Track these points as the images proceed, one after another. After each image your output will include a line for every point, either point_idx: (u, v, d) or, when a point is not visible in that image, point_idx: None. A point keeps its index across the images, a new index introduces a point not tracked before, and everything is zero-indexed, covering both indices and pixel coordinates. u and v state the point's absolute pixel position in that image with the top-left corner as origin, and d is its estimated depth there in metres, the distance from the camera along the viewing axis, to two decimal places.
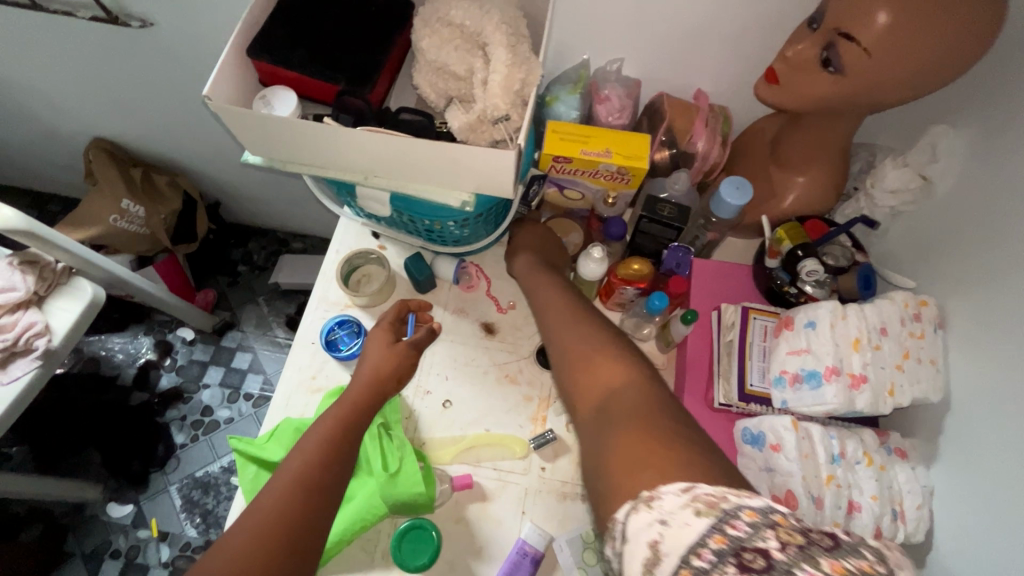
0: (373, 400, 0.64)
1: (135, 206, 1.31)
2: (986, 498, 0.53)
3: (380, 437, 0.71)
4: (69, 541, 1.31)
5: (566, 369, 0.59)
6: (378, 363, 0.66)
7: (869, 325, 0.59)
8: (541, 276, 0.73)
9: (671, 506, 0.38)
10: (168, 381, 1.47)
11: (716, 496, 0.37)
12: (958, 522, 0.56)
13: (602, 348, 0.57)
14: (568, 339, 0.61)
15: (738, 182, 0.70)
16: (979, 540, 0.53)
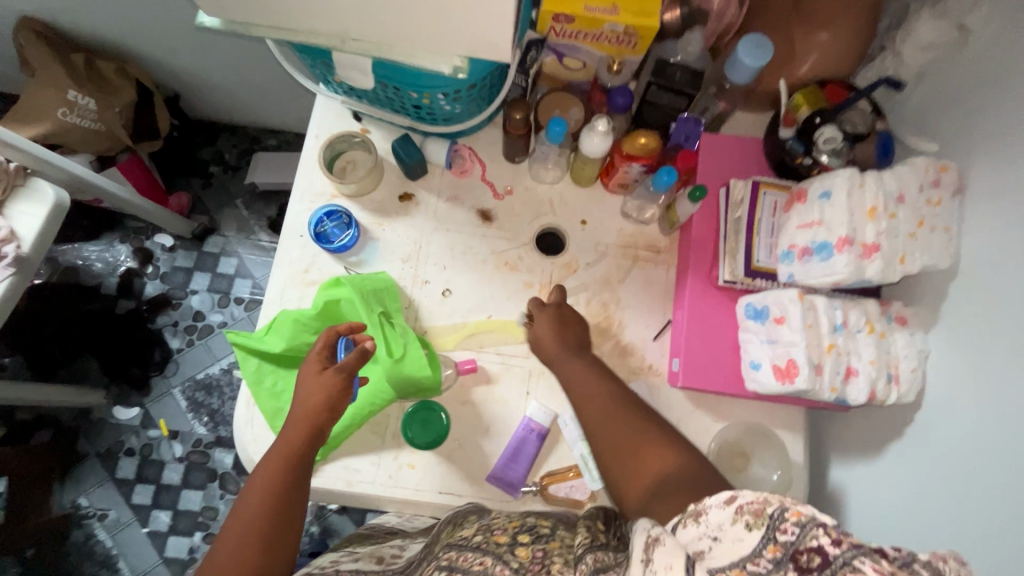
0: (314, 433, 0.59)
1: (84, 97, 1.17)
2: (989, 358, 0.54)
3: (381, 325, 0.71)
4: (81, 443, 1.35)
5: (598, 442, 0.63)
6: (308, 397, 0.60)
7: (886, 193, 0.57)
8: (563, 356, 0.68)
9: (720, 520, 0.45)
10: (154, 289, 1.44)
11: (759, 503, 0.44)
12: (955, 381, 0.58)
13: (639, 425, 0.62)
14: (591, 411, 0.64)
15: (758, 41, 0.63)
16: (977, 397, 0.55)
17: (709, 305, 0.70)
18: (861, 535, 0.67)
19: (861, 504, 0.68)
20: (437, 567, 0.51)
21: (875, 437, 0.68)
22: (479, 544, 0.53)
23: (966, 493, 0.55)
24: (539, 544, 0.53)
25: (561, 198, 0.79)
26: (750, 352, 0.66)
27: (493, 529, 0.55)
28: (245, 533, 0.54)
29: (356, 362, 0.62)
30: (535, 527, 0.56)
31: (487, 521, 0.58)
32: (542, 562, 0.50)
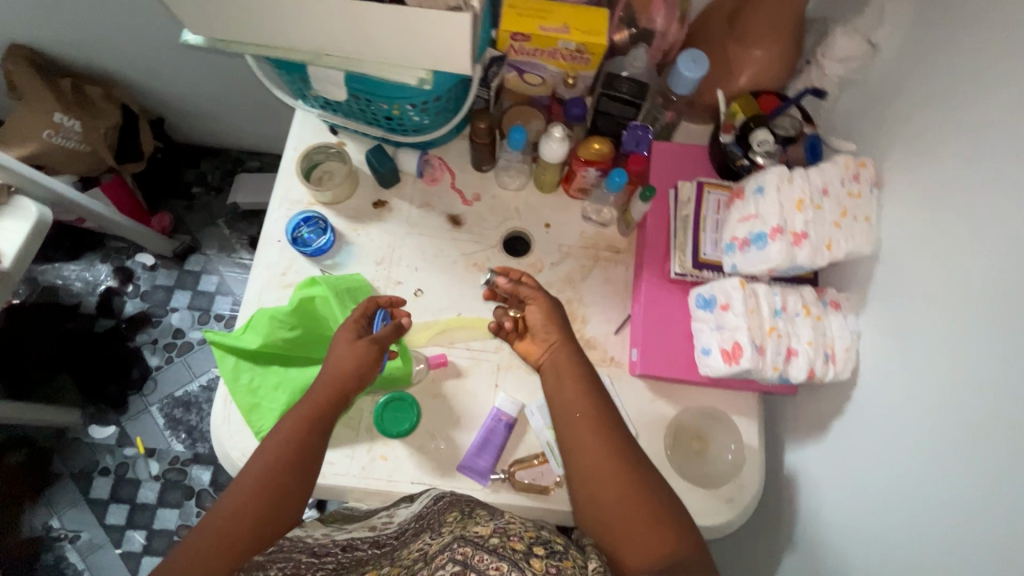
0: (336, 401, 0.65)
1: (69, 119, 1.20)
2: (912, 332, 0.59)
3: None
4: (55, 463, 1.33)
5: (595, 495, 0.60)
6: (341, 361, 0.67)
7: (812, 186, 0.63)
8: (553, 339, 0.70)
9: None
10: (134, 307, 1.45)
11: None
12: (884, 356, 0.63)
13: (647, 487, 0.60)
14: (595, 467, 0.61)
15: (695, 55, 0.70)
16: (905, 372, 0.60)
17: (664, 297, 0.75)
18: (816, 511, 0.71)
19: (815, 482, 0.72)
20: (452, 559, 0.49)
21: (822, 418, 0.72)
22: (496, 547, 0.51)
23: (901, 461, 0.59)
24: (553, 559, 0.51)
25: (525, 203, 0.85)
26: (701, 339, 0.71)
27: (510, 534, 0.53)
28: (244, 502, 0.58)
29: (389, 336, 0.69)
30: (550, 540, 0.53)
31: (502, 523, 0.56)
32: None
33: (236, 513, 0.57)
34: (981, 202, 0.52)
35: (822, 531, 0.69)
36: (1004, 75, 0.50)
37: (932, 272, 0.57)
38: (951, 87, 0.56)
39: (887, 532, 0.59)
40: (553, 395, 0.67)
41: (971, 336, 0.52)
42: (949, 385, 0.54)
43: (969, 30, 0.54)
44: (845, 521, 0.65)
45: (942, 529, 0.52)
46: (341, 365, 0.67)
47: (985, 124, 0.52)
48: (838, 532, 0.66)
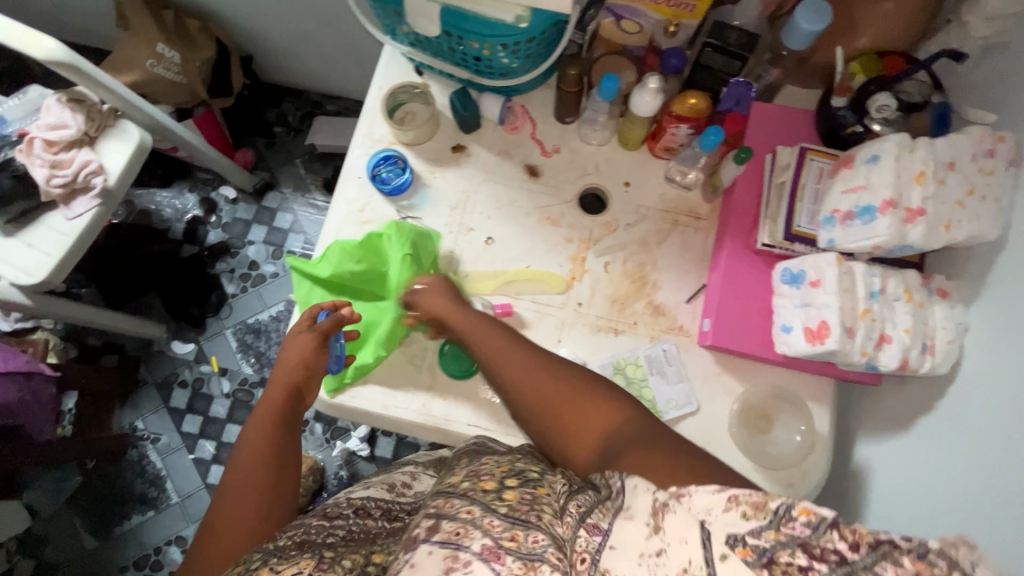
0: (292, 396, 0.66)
1: (171, 51, 1.26)
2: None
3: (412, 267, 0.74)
4: (141, 371, 1.46)
5: (538, 411, 0.58)
6: (291, 355, 0.67)
7: (937, 159, 0.57)
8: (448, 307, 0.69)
9: (709, 505, 0.41)
10: (215, 237, 1.54)
11: (760, 497, 0.40)
12: (988, 353, 0.57)
13: (580, 384, 0.58)
14: (529, 387, 0.59)
15: (817, 5, 0.63)
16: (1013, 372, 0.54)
17: (746, 268, 0.71)
18: (884, 511, 0.67)
19: (886, 483, 0.68)
20: (427, 514, 0.49)
21: (906, 415, 0.67)
22: (467, 490, 0.50)
23: (998, 467, 0.53)
24: (526, 487, 0.51)
25: (605, 159, 0.82)
26: (781, 315, 0.67)
27: (480, 476, 0.52)
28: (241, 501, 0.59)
29: (331, 329, 0.69)
30: (524, 471, 0.53)
31: (476, 467, 0.55)
32: (531, 505, 0.48)
33: (232, 527, 0.58)
34: None
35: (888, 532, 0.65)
36: None
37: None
38: None
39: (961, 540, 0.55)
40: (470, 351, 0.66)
41: None
42: None
43: None
44: (915, 523, 0.61)
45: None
46: (291, 361, 0.67)
47: None
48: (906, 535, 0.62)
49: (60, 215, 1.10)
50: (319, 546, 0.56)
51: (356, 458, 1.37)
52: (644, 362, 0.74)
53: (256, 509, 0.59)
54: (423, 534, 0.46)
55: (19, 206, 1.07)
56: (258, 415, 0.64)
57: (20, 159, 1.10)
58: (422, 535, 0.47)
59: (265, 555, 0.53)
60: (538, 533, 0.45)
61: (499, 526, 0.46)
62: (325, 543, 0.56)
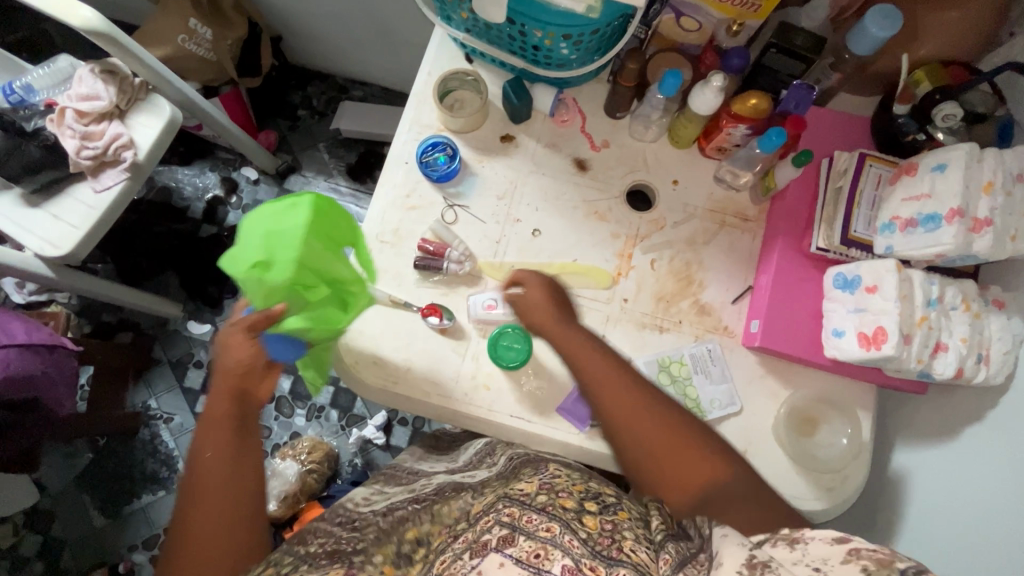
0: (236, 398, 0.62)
1: (203, 27, 1.24)
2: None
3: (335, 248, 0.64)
4: (156, 349, 1.45)
5: (642, 442, 0.62)
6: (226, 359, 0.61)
7: (1006, 171, 0.57)
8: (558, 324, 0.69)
9: (825, 555, 0.43)
10: (235, 218, 1.52)
11: (884, 555, 0.40)
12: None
13: (692, 435, 0.62)
14: (635, 420, 0.62)
15: (888, 11, 0.63)
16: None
17: (798, 271, 0.71)
18: (923, 519, 0.67)
19: (926, 491, 0.68)
20: (500, 520, 0.51)
21: (952, 425, 0.67)
22: (546, 505, 0.52)
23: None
24: (606, 514, 0.52)
25: (655, 156, 0.81)
26: (832, 320, 0.68)
27: (557, 491, 0.54)
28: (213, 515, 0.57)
29: (263, 324, 0.60)
30: (601, 495, 0.56)
31: (547, 479, 0.57)
32: (613, 537, 0.49)
33: (209, 536, 0.56)
34: None
35: (927, 538, 0.65)
36: None
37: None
38: None
39: (1002, 556, 0.55)
40: (581, 377, 0.66)
41: None
42: None
43: None
44: (958, 529, 0.62)
45: None
46: (229, 368, 0.61)
47: None
48: (948, 540, 0.62)
49: (89, 187, 1.09)
50: (348, 554, 0.54)
51: (372, 447, 1.36)
52: (688, 361, 0.74)
53: (229, 509, 0.58)
54: (496, 544, 0.47)
55: (48, 174, 1.06)
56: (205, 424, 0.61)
57: (49, 129, 1.07)
58: (494, 542, 0.48)
59: (296, 560, 0.53)
60: (622, 567, 0.46)
61: (580, 548, 0.47)
62: (353, 550, 0.55)
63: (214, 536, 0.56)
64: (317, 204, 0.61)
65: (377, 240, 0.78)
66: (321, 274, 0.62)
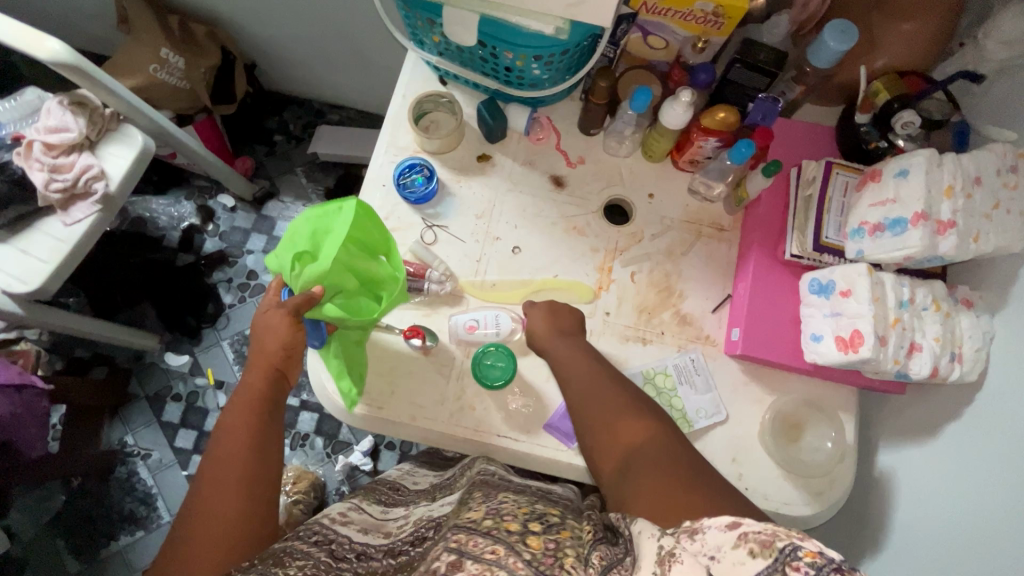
0: (270, 380, 0.63)
1: (175, 56, 1.24)
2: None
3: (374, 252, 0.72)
4: (132, 384, 1.41)
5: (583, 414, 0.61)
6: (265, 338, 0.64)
7: (965, 174, 0.59)
8: (551, 336, 0.69)
9: (718, 542, 0.40)
10: (213, 246, 1.51)
11: (768, 535, 0.38)
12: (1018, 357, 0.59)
13: (629, 403, 0.61)
14: (584, 400, 0.62)
15: (844, 26, 0.66)
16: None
17: (775, 278, 0.73)
18: (913, 516, 0.67)
19: (912, 489, 0.69)
20: (447, 549, 0.46)
21: (935, 421, 0.68)
22: (491, 529, 0.48)
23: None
24: (550, 534, 0.48)
25: (630, 171, 0.83)
26: (811, 324, 0.69)
27: (503, 514, 0.50)
28: (225, 498, 0.55)
29: (303, 305, 0.64)
30: (546, 515, 0.51)
31: (495, 504, 0.53)
32: (555, 555, 0.45)
33: (217, 520, 0.54)
34: None
35: (918, 534, 0.66)
36: None
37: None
38: None
39: (987, 553, 0.56)
40: (551, 361, 0.67)
41: None
42: None
43: None
44: (946, 524, 0.62)
45: None
46: (273, 348, 0.63)
47: None
48: (940, 536, 0.62)
49: (58, 222, 1.06)
50: None
51: (358, 473, 1.33)
52: (673, 372, 0.74)
53: (243, 491, 0.56)
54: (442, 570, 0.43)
55: (15, 210, 1.04)
56: (236, 399, 0.61)
57: (16, 163, 1.05)
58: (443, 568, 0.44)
59: None
60: None
61: (524, 569, 0.43)
62: None
63: (225, 519, 0.54)
64: (357, 206, 0.69)
65: None
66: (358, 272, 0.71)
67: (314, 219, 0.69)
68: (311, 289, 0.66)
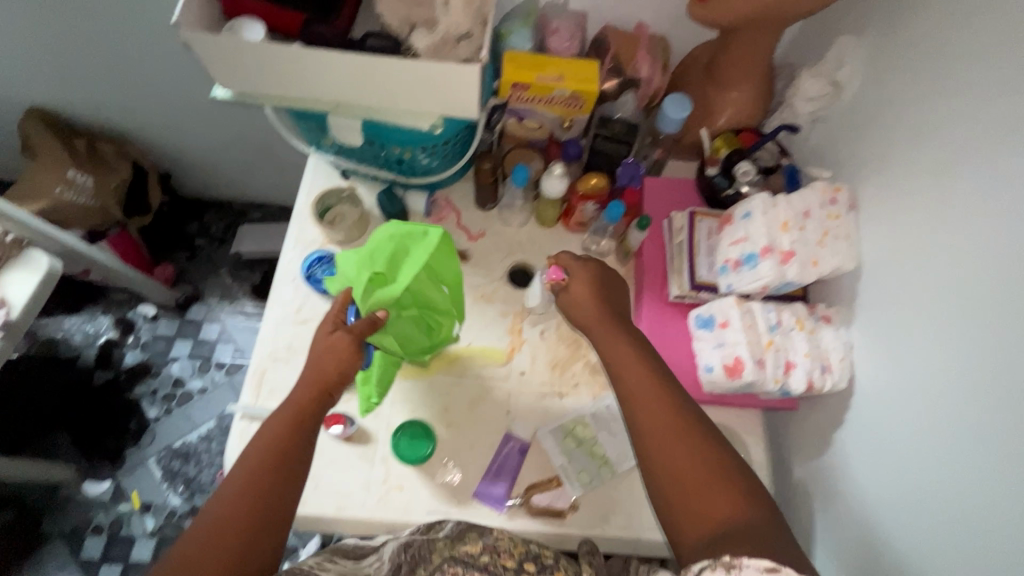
0: (316, 401, 0.63)
1: (82, 175, 1.25)
2: (993, 273, 0.52)
3: (439, 279, 0.74)
4: (45, 522, 1.30)
5: (664, 446, 0.60)
6: (319, 356, 0.65)
7: (794, 210, 0.69)
8: (604, 328, 0.69)
9: None
10: (134, 358, 1.45)
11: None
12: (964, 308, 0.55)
13: (704, 446, 0.60)
14: (662, 438, 0.60)
15: (681, 99, 0.77)
16: (1000, 316, 0.51)
17: (665, 319, 0.79)
18: (901, 508, 0.61)
19: (888, 479, 0.63)
20: None
21: (894, 395, 0.63)
22: (485, 565, 0.57)
23: (959, 446, 0.54)
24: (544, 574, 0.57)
25: (528, 238, 0.89)
26: (701, 355, 0.75)
27: (500, 551, 0.59)
28: (233, 524, 0.54)
29: (366, 329, 0.67)
30: (540, 555, 0.59)
31: (491, 539, 0.61)
32: None
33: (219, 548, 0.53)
34: (944, 226, 0.58)
35: (917, 529, 0.58)
36: (943, 117, 0.58)
37: (995, 221, 0.52)
38: (907, 123, 0.63)
39: (899, 551, 0.61)
40: (613, 372, 0.66)
41: (952, 357, 0.56)
42: (937, 386, 0.58)
43: (922, 61, 0.61)
44: (948, 506, 0.55)
45: (954, 541, 0.54)
46: (327, 371, 0.64)
47: (939, 148, 0.59)
48: (948, 524, 0.55)
49: None
50: None
51: None
52: (590, 421, 0.78)
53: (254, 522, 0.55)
54: None
55: None
56: (271, 421, 0.62)
57: None
58: None
59: None
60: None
61: None
62: None
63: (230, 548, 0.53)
64: (440, 235, 0.72)
65: (270, 359, 0.79)
66: (419, 298, 0.72)
67: (397, 237, 0.72)
68: (374, 312, 0.69)
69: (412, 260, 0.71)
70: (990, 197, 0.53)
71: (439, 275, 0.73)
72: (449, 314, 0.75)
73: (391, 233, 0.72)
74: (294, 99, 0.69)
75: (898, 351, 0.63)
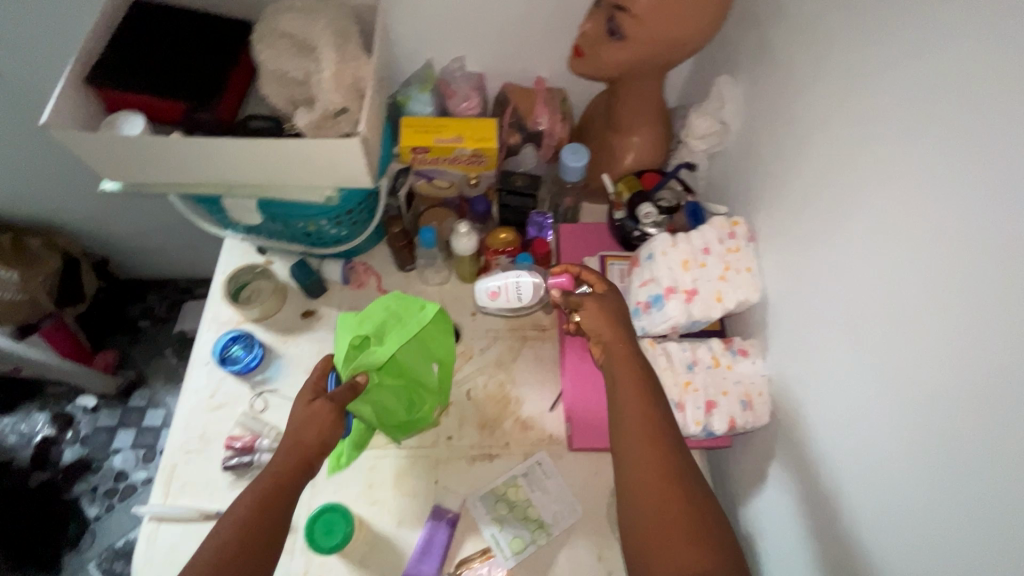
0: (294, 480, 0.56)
1: (6, 271, 1.20)
2: (897, 245, 0.48)
3: (428, 353, 0.72)
4: None
5: (659, 486, 0.54)
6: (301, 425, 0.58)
7: (694, 247, 0.70)
8: (618, 343, 0.63)
9: None
10: (72, 454, 1.37)
11: None
12: (900, 254, 0.48)
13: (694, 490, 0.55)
14: (649, 479, 0.54)
15: (576, 148, 0.79)
16: (900, 302, 0.48)
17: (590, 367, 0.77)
18: (862, 515, 0.53)
19: (858, 466, 0.53)
20: None
21: (849, 368, 0.54)
22: None
23: (864, 478, 0.52)
24: None
25: (451, 295, 0.88)
26: None
27: None
28: None
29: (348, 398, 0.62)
30: None
31: None
32: None
33: None
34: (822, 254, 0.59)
35: (881, 541, 0.50)
36: (810, 150, 0.60)
37: (861, 249, 0.53)
38: (783, 157, 0.65)
39: None
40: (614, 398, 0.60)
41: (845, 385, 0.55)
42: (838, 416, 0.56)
43: (787, 98, 0.64)
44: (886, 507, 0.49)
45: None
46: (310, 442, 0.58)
47: (812, 179, 0.60)
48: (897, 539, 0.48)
49: None
50: None
51: None
52: (522, 482, 0.74)
53: None
54: None
55: None
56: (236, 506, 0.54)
57: None
58: None
59: None
60: None
61: None
62: None
63: None
64: (438, 312, 0.73)
65: (182, 451, 0.75)
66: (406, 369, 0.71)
67: (393, 311, 0.72)
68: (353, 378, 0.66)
69: (405, 329, 0.70)
70: (853, 221, 0.54)
71: (428, 349, 0.72)
72: (432, 389, 0.73)
73: (389, 306, 0.72)
74: (184, 185, 0.69)
75: (836, 331, 0.56)
